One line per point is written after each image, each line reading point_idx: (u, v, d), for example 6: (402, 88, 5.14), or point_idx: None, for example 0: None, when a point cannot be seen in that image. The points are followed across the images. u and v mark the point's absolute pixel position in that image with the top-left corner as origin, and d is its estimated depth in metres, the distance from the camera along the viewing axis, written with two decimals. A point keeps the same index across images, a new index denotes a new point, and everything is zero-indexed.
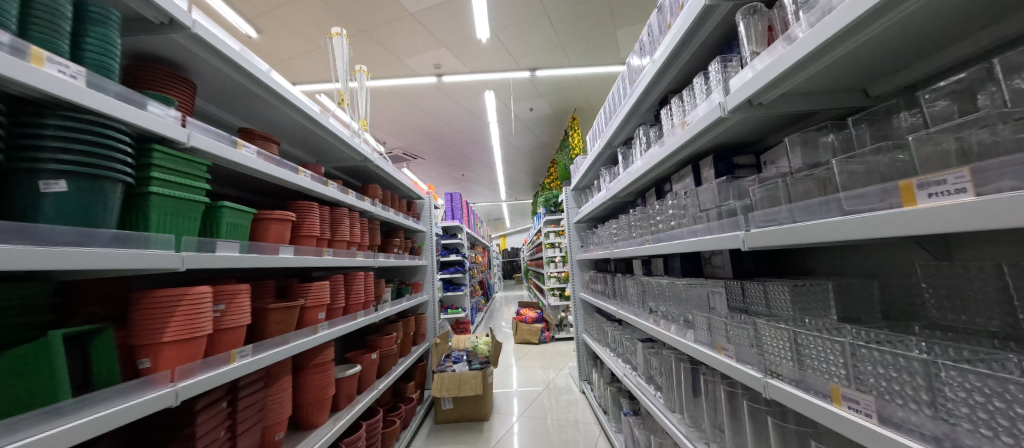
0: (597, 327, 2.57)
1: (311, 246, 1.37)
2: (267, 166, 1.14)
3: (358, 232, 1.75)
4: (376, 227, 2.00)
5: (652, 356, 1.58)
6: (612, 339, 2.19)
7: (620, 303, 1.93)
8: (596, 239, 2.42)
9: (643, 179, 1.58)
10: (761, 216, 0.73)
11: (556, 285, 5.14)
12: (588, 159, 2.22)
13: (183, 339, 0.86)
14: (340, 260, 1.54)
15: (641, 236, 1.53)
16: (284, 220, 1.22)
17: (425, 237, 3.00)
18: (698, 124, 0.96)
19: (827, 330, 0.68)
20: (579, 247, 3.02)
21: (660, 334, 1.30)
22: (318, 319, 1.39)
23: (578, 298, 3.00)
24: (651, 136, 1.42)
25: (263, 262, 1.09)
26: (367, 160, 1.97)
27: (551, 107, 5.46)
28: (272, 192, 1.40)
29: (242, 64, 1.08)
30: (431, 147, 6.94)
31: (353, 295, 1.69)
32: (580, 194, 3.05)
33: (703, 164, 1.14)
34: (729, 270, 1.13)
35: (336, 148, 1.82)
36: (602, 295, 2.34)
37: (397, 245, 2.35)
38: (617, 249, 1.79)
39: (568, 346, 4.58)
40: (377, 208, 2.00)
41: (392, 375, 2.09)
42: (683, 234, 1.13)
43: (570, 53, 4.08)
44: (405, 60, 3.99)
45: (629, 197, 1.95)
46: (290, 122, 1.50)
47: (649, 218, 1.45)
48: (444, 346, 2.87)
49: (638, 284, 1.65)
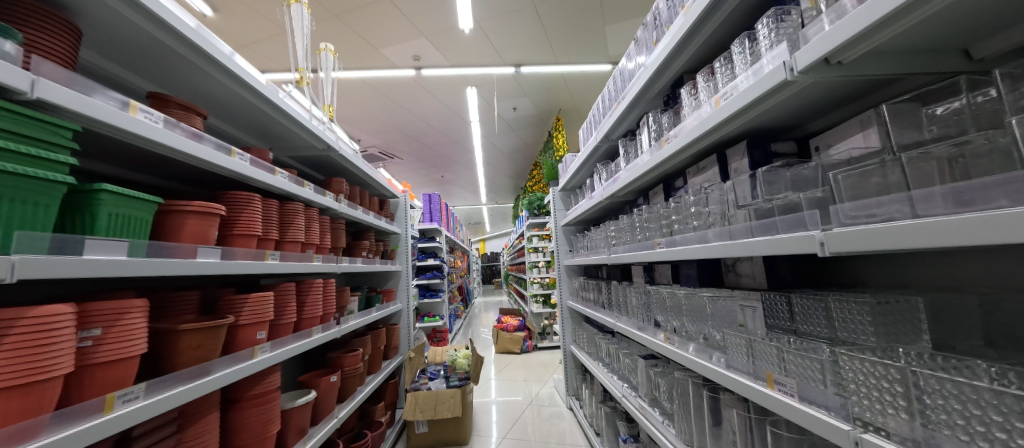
0: (587, 339, 2.38)
1: (251, 248, 1.08)
2: (183, 140, 0.86)
3: (316, 232, 1.46)
4: (340, 227, 1.72)
5: (658, 375, 1.39)
6: (606, 353, 2.00)
7: (618, 314, 1.73)
8: (588, 242, 2.24)
9: (649, 174, 1.40)
10: (852, 209, 0.55)
11: (539, 291, 4.93)
12: (581, 156, 2.03)
13: (19, 385, 0.54)
14: (292, 266, 1.26)
15: (648, 238, 1.35)
16: (209, 215, 0.92)
17: (400, 240, 2.72)
18: (736, 101, 0.77)
19: (953, 369, 0.49)
20: (567, 252, 2.83)
21: (677, 355, 1.10)
22: (258, 339, 1.08)
23: (565, 306, 2.80)
24: (663, 123, 1.24)
25: (177, 268, 0.81)
26: (331, 149, 1.69)
27: (535, 107, 5.30)
28: (200, 178, 1.11)
29: (201, 43, 0.93)
30: (408, 146, 6.60)
31: (309, 308, 1.39)
32: (569, 195, 2.87)
33: (732, 153, 0.97)
34: (763, 280, 0.96)
35: (292, 132, 1.53)
36: (595, 305, 2.14)
37: (365, 249, 2.07)
38: (615, 254, 1.60)
39: (551, 356, 4.39)
40: (342, 205, 1.72)
41: (357, 398, 1.77)
42: (713, 236, 0.94)
43: (557, 50, 3.93)
44: (381, 50, 3.70)
45: (629, 196, 1.77)
46: (228, 95, 1.21)
47: (660, 218, 1.27)
48: (420, 360, 2.58)
49: (643, 293, 1.46)
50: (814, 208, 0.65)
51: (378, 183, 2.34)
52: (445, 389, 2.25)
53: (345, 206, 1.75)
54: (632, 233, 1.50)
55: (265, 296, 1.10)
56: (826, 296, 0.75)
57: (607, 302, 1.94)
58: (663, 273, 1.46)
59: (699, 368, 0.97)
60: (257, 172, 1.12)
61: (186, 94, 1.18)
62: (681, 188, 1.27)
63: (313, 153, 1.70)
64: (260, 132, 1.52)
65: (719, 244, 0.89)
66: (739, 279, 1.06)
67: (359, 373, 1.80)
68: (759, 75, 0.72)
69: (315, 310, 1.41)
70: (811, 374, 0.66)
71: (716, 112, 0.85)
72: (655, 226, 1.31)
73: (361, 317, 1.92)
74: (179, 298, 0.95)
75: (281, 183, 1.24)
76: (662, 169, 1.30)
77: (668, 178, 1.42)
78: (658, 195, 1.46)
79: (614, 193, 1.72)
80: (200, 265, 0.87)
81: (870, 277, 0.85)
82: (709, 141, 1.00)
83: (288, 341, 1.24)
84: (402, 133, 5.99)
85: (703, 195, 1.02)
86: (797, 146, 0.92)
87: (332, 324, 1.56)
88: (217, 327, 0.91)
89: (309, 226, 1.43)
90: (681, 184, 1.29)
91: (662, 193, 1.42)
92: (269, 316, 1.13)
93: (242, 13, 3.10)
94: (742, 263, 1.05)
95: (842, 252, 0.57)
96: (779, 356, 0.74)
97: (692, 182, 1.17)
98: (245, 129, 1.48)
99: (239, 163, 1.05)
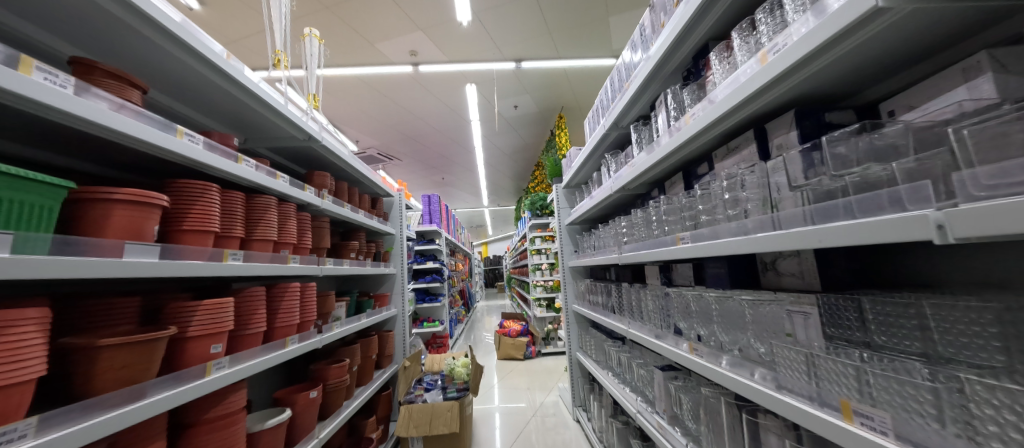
0: (596, 347, 2.20)
1: (204, 246, 0.92)
2: (110, 115, 0.69)
3: (293, 230, 1.31)
4: (323, 225, 1.56)
5: (680, 390, 1.21)
6: (618, 362, 1.82)
7: (631, 320, 1.55)
8: (596, 241, 2.07)
9: (666, 162, 1.23)
10: (988, 175, 0.39)
11: (543, 294, 4.74)
12: (587, 147, 1.87)
13: None
14: (261, 268, 1.10)
15: (667, 233, 1.18)
16: (140, 205, 0.76)
17: (394, 240, 2.56)
18: (792, 52, 0.61)
19: None
20: (572, 252, 2.66)
21: (707, 370, 0.92)
22: (212, 354, 0.91)
23: (571, 311, 2.63)
24: (684, 100, 1.08)
25: (106, 268, 0.66)
26: (313, 139, 1.54)
27: (538, 105, 5.16)
28: (150, 165, 0.96)
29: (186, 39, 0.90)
30: (408, 146, 6.47)
31: (282, 315, 1.23)
32: (573, 191, 2.71)
33: (775, 127, 0.81)
34: (815, 280, 0.79)
35: (267, 119, 1.38)
36: (604, 309, 1.96)
37: (354, 250, 1.91)
38: (627, 252, 1.43)
39: (556, 362, 4.20)
40: (326, 201, 1.57)
41: (343, 415, 1.59)
42: (756, 227, 0.77)
43: (560, 43, 3.79)
44: (377, 45, 3.57)
45: (641, 189, 1.60)
46: (187, 72, 1.06)
47: (682, 209, 1.11)
48: (415, 370, 2.41)
49: (661, 297, 1.29)
50: (913, 181, 0.48)
51: (369, 180, 2.18)
52: (442, 402, 2.07)
53: (329, 202, 1.60)
54: (648, 228, 1.33)
55: (224, 303, 0.95)
56: (918, 299, 0.58)
57: (618, 306, 1.77)
58: (682, 274, 1.30)
59: (738, 388, 0.79)
60: (216, 158, 0.96)
61: (137, 71, 1.04)
62: (706, 175, 1.10)
63: (294, 144, 1.54)
64: (231, 118, 1.37)
65: (764, 235, 0.72)
66: (781, 280, 0.89)
67: (345, 386, 1.63)
68: (825, 13, 0.55)
69: (291, 318, 1.26)
70: (919, 407, 0.48)
71: (761, 71, 0.68)
72: (676, 219, 1.14)
73: (349, 324, 1.75)
74: (112, 306, 0.79)
75: (247, 172, 1.08)
76: (682, 154, 1.13)
77: (689, 165, 1.25)
78: (677, 185, 1.29)
79: (625, 186, 1.55)
80: (130, 265, 0.71)
81: (956, 275, 0.69)
82: (747, 113, 0.83)
83: (255, 354, 1.08)
84: (401, 133, 5.86)
85: (738, 178, 0.86)
86: (856, 116, 0.77)
87: (313, 332, 1.41)
88: (153, 341, 0.75)
89: (284, 224, 1.28)
90: (705, 171, 1.12)
91: (682, 182, 1.25)
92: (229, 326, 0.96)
93: (232, 6, 2.98)
94: (785, 260, 0.88)
95: (972, 239, 0.40)
96: (858, 378, 0.57)
97: (720, 166, 1.01)
98: (215, 115, 1.33)
99: (189, 145, 0.89)
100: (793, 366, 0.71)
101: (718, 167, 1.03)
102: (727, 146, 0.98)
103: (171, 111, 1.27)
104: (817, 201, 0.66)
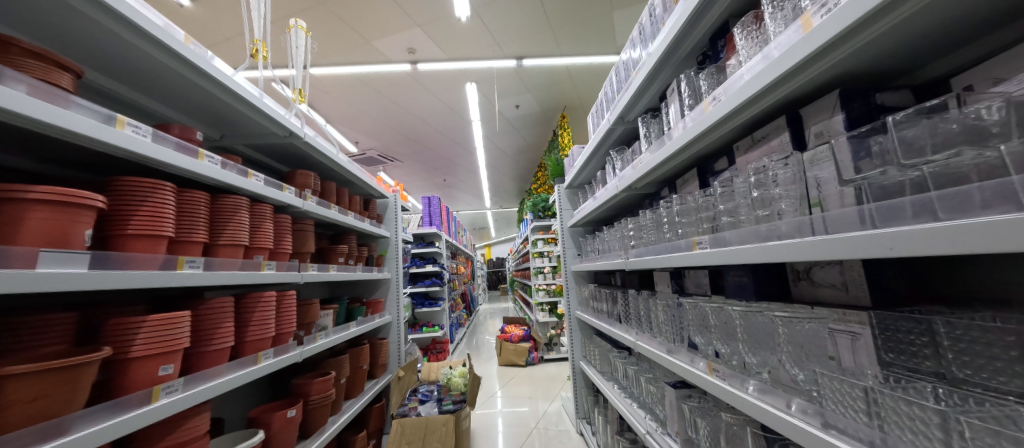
0: (600, 357, 2.07)
1: (154, 253, 0.81)
2: (36, 103, 0.58)
3: (267, 235, 1.20)
4: (306, 229, 1.45)
5: (695, 412, 1.07)
6: (624, 375, 1.69)
7: (638, 331, 1.42)
8: (600, 245, 1.94)
9: (678, 158, 1.11)
10: None
11: (545, 298, 4.61)
12: (590, 145, 1.75)
13: None
14: (227, 276, 0.99)
15: (681, 237, 1.05)
16: (57, 205, 0.64)
17: (388, 244, 2.45)
18: (846, 12, 0.48)
19: None
20: (575, 256, 2.53)
21: (730, 395, 0.79)
22: (159, 377, 0.80)
23: (574, 317, 2.51)
24: (700, 86, 0.95)
25: (24, 283, 0.55)
26: (295, 136, 1.43)
27: (539, 104, 5.05)
28: (97, 161, 0.85)
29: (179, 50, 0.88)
30: (408, 147, 6.37)
31: (253, 328, 1.11)
32: (575, 192, 2.59)
33: (814, 111, 0.69)
34: (863, 293, 0.66)
35: (243, 114, 1.27)
36: (609, 318, 1.83)
37: (343, 254, 1.80)
38: (635, 257, 1.31)
39: (559, 368, 4.07)
40: (310, 202, 1.46)
41: (328, 432, 1.48)
42: (792, 230, 0.64)
43: (561, 40, 3.68)
44: (373, 42, 3.47)
45: (649, 188, 1.48)
46: (146, 62, 0.95)
47: (698, 209, 0.98)
48: (410, 379, 2.29)
49: (673, 308, 1.17)
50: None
51: (360, 180, 2.07)
52: (437, 416, 1.92)
53: (313, 204, 1.49)
54: (658, 231, 1.21)
55: (178, 316, 0.84)
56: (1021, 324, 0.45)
57: (624, 315, 1.64)
58: (696, 281, 1.17)
59: (770, 421, 0.66)
60: (171, 154, 0.85)
61: (88, 59, 0.93)
62: (725, 171, 0.98)
63: (274, 141, 1.44)
64: (204, 114, 1.26)
65: (806, 240, 0.59)
66: (817, 291, 0.77)
67: (331, 400, 1.52)
68: None
69: (265, 329, 1.15)
70: None
71: (804, 40, 0.56)
72: (691, 221, 1.02)
73: (336, 333, 1.64)
74: (37, 323, 0.68)
75: (212, 169, 0.97)
76: (697, 148, 1.00)
77: (704, 161, 1.12)
78: (691, 182, 1.16)
79: (632, 185, 1.42)
80: (51, 277, 0.59)
81: None
82: (779, 96, 0.71)
83: (220, 371, 0.97)
84: (401, 134, 5.77)
85: (768, 172, 0.73)
86: (912, 97, 0.65)
87: (293, 345, 1.30)
88: (82, 366, 0.65)
89: (258, 227, 1.17)
90: (724, 166, 1.00)
91: (697, 180, 1.13)
92: (184, 342, 0.86)
93: (223, 2, 2.90)
94: (823, 269, 0.76)
95: None
96: (941, 425, 0.44)
97: (742, 161, 0.89)
98: (187, 110, 1.23)
99: (136, 138, 0.77)
100: (843, 399, 0.58)
101: (740, 161, 0.90)
102: (751, 137, 0.86)
103: (139, 107, 1.16)
104: (876, 198, 0.53)
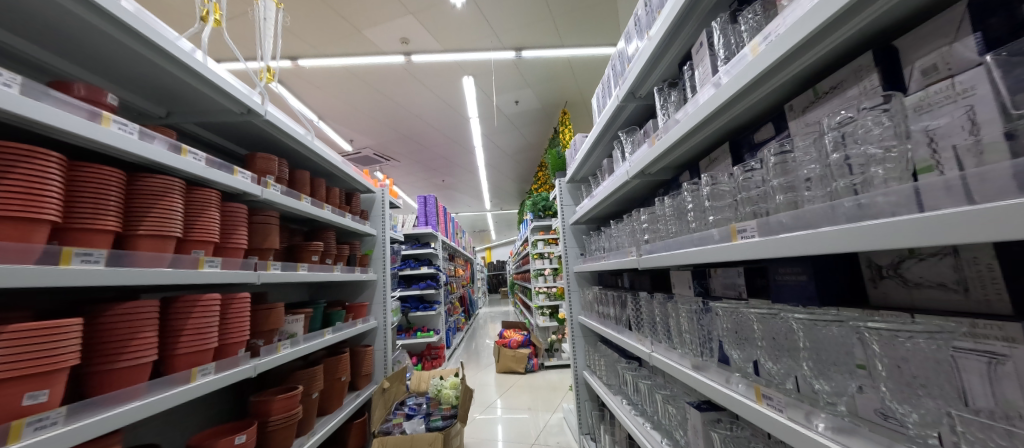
0: (606, 367, 1.86)
1: (30, 243, 0.61)
2: None
3: (211, 226, 1.00)
4: (268, 222, 1.25)
5: (729, 444, 0.87)
6: (634, 389, 1.48)
7: (654, 341, 1.22)
8: (607, 243, 1.73)
9: (705, 132, 0.91)
10: None
11: (545, 302, 4.40)
12: (595, 128, 1.54)
13: None
14: (147, 274, 0.80)
15: (711, 227, 0.85)
16: None
17: (375, 242, 2.25)
18: None
19: None
20: (578, 256, 2.33)
21: (788, 432, 0.59)
22: (24, 406, 0.60)
23: (576, 323, 2.30)
24: (739, 34, 0.75)
25: None
26: (255, 113, 1.24)
27: (539, 99, 4.87)
28: None
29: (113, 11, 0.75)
30: (404, 146, 6.18)
31: (185, 339, 0.91)
32: (578, 186, 2.38)
33: (924, 40, 0.49)
34: (997, 296, 0.46)
35: (186, 84, 1.08)
36: (617, 324, 1.63)
37: (318, 253, 1.60)
38: (651, 254, 1.11)
39: (560, 376, 3.85)
40: (273, 190, 1.26)
41: None
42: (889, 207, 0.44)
43: (562, 30, 3.50)
44: (364, 32, 3.30)
45: (665, 174, 1.27)
46: (41, 6, 0.75)
47: (737, 190, 0.78)
48: (396, 391, 2.08)
49: (699, 313, 0.96)
50: None
51: (342, 171, 1.87)
52: (424, 432, 1.70)
53: (276, 192, 1.29)
54: (681, 221, 1.00)
55: (63, 326, 0.64)
56: None
57: (635, 322, 1.43)
58: (729, 281, 0.97)
59: None
60: (58, 113, 0.65)
61: None
62: (770, 140, 0.78)
63: (229, 119, 1.24)
64: (139, 83, 1.07)
65: (933, 210, 0.39)
66: (914, 294, 0.56)
67: (297, 420, 1.31)
68: None
69: (204, 340, 0.95)
70: None
71: None
72: (726, 204, 0.82)
73: (307, 342, 1.44)
74: None
75: (123, 139, 0.77)
76: (735, 114, 0.80)
77: (738, 134, 0.92)
78: (722, 161, 0.96)
79: (644, 170, 1.22)
80: None
81: None
82: (869, 23, 0.51)
83: (131, 393, 0.77)
84: (396, 131, 5.58)
85: (851, 128, 0.53)
86: None
87: (245, 357, 1.09)
88: None
89: (199, 216, 0.97)
90: (769, 135, 0.80)
91: (729, 157, 0.92)
92: (72, 359, 0.66)
93: None
94: (921, 263, 0.55)
95: None
96: None
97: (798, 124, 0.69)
98: (118, 79, 1.04)
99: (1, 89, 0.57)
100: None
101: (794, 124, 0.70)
102: (812, 89, 0.65)
103: (56, 72, 0.98)
104: None
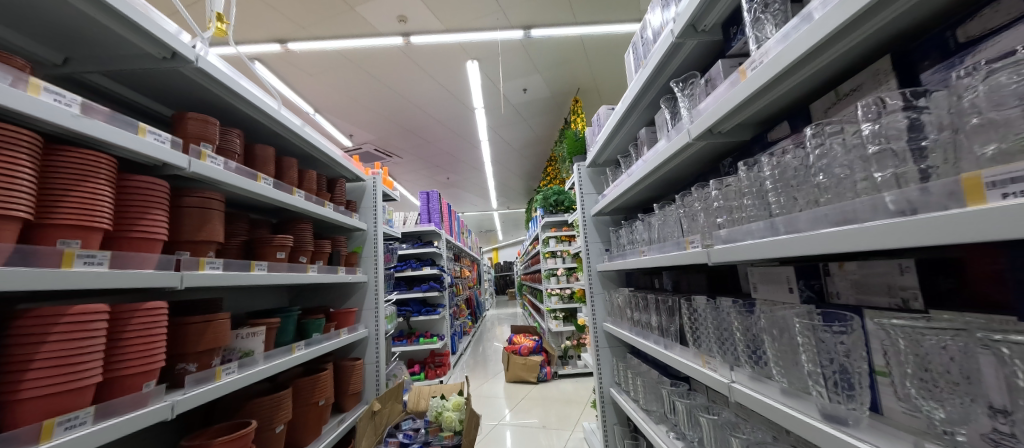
0: (641, 388, 1.51)
1: None
2: None
3: (93, 204, 0.68)
4: (204, 208, 0.94)
5: None
6: (689, 423, 1.13)
7: (730, 367, 0.87)
8: (645, 234, 1.39)
9: (853, 41, 0.56)
10: None
11: (558, 305, 4.07)
12: (634, 84, 1.20)
13: None
14: None
15: (877, 193, 0.50)
16: None
17: (365, 239, 1.94)
18: None
19: None
20: (601, 252, 1.99)
21: None
22: None
23: (601, 331, 1.95)
24: None
25: None
26: (183, 60, 0.91)
27: (549, 87, 4.55)
28: None
29: None
30: (407, 141, 5.90)
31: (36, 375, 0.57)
32: (600, 171, 2.04)
33: None
34: None
35: (73, 13, 0.76)
36: (661, 337, 1.27)
37: (286, 248, 1.29)
38: (737, 242, 0.76)
39: (575, 387, 3.50)
40: (211, 163, 0.94)
41: None
42: None
43: (576, 5, 3.17)
44: (357, 9, 3.00)
45: (742, 134, 0.92)
46: None
47: (955, 117, 0.43)
48: (390, 412, 1.76)
49: (827, 333, 0.62)
50: None
51: (322, 152, 1.55)
52: None
53: (218, 167, 0.97)
54: (796, 190, 0.66)
55: None
56: None
57: (691, 335, 1.08)
58: (884, 282, 0.62)
59: None
60: None
61: None
62: (1019, 22, 0.42)
63: (150, 68, 0.92)
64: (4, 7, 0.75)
65: None
66: None
67: None
68: None
69: (79, 372, 0.62)
70: None
71: None
72: (910, 150, 0.48)
73: (267, 362, 1.12)
74: None
75: None
76: None
77: (911, 41, 0.57)
78: (874, 90, 0.61)
79: (714, 128, 0.87)
80: None
81: None
82: None
83: None
84: (397, 125, 5.30)
85: None
86: None
87: (158, 392, 0.78)
88: None
89: (73, 187, 0.66)
90: (1005, 21, 0.44)
91: (896, 79, 0.57)
92: None
93: None
94: None
95: None
96: None
97: None
98: None
99: None
100: None
101: None
102: None
103: None
104: None
